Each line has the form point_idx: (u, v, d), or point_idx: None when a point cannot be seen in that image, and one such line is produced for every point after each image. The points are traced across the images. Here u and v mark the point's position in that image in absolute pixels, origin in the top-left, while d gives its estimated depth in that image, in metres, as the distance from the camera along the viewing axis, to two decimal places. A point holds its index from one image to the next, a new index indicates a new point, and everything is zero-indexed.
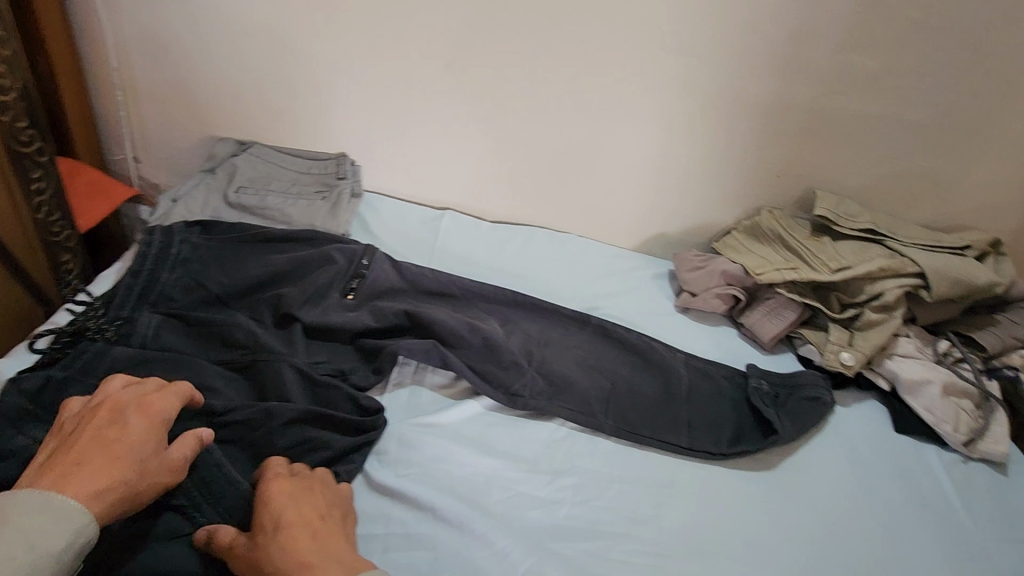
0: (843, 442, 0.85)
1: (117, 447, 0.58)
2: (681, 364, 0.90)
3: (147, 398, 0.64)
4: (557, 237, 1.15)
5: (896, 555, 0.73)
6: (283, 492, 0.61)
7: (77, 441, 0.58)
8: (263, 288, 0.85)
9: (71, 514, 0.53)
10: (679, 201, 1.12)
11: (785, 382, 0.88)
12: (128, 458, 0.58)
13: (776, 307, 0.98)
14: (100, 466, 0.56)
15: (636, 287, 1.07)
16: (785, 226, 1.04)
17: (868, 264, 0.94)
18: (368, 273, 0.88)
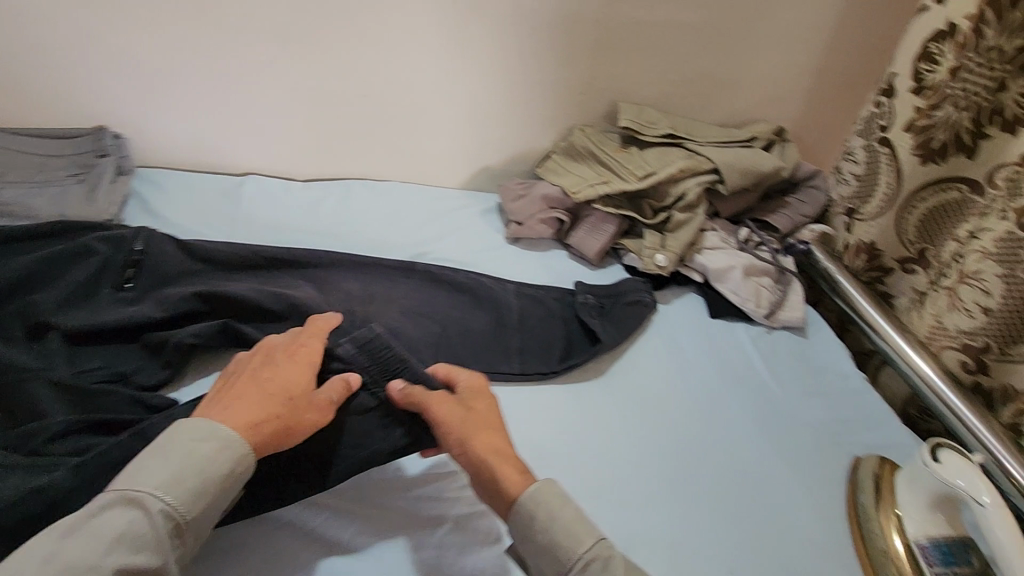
0: (665, 338, 0.91)
1: (270, 383, 0.58)
2: (511, 294, 0.90)
3: (299, 345, 0.64)
4: (377, 188, 1.09)
5: (717, 429, 0.78)
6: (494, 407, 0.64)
7: (236, 383, 0.59)
8: (9, 296, 0.72)
9: (229, 444, 0.53)
10: (495, 131, 1.09)
11: (611, 293, 0.93)
12: (281, 396, 0.58)
13: (596, 223, 1.01)
14: (257, 400, 0.57)
15: (465, 226, 1.05)
16: (596, 142, 1.06)
17: (669, 168, 0.99)
18: (146, 259, 0.78)
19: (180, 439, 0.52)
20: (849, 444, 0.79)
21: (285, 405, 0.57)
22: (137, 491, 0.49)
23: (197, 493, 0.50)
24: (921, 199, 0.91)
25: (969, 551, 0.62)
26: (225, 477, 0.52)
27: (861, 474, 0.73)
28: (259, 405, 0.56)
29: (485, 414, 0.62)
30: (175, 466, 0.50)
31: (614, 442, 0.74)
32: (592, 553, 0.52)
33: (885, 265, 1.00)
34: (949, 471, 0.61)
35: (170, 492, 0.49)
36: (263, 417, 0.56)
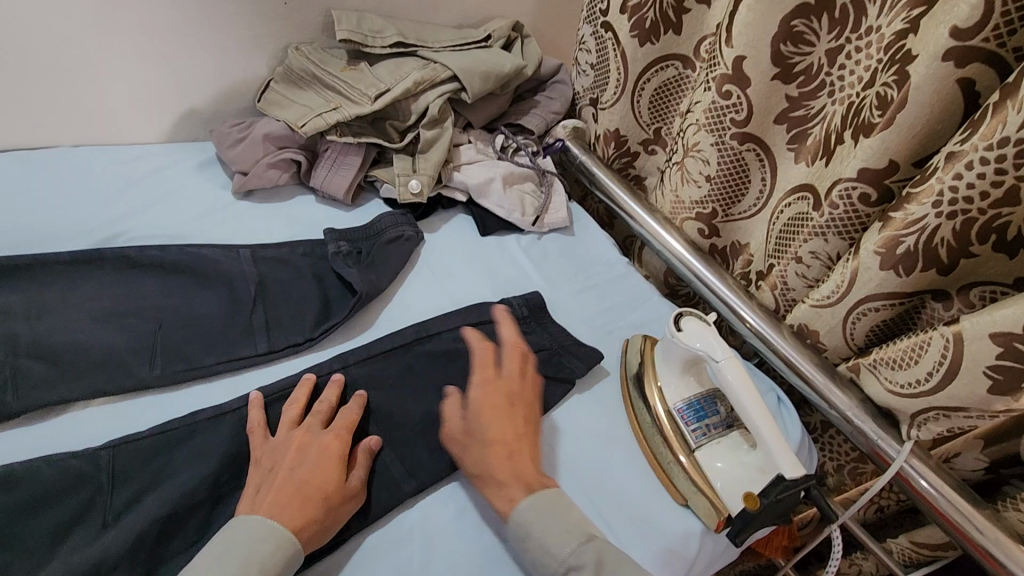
0: (437, 268, 0.85)
1: (307, 484, 0.55)
2: (249, 258, 0.76)
3: (327, 437, 0.59)
4: (35, 158, 0.82)
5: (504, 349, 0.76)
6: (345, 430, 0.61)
7: (274, 484, 0.55)
8: None
9: (281, 540, 0.51)
10: (184, 62, 0.87)
11: (372, 232, 0.84)
12: (321, 493, 0.55)
13: (336, 158, 0.88)
14: (287, 503, 0.53)
15: (175, 186, 0.85)
16: (318, 62, 0.90)
17: (403, 82, 0.88)
18: None
19: (242, 536, 0.51)
20: (619, 331, 0.83)
21: (315, 508, 0.54)
22: None
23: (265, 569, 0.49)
24: (645, 81, 0.96)
25: (716, 401, 0.68)
26: (279, 544, 0.51)
27: (630, 358, 0.77)
28: (301, 514, 0.53)
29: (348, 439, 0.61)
30: (225, 562, 0.49)
31: (390, 397, 0.67)
32: (581, 547, 0.54)
33: (631, 151, 1.05)
34: (691, 337, 0.66)
35: None
36: (303, 523, 0.53)
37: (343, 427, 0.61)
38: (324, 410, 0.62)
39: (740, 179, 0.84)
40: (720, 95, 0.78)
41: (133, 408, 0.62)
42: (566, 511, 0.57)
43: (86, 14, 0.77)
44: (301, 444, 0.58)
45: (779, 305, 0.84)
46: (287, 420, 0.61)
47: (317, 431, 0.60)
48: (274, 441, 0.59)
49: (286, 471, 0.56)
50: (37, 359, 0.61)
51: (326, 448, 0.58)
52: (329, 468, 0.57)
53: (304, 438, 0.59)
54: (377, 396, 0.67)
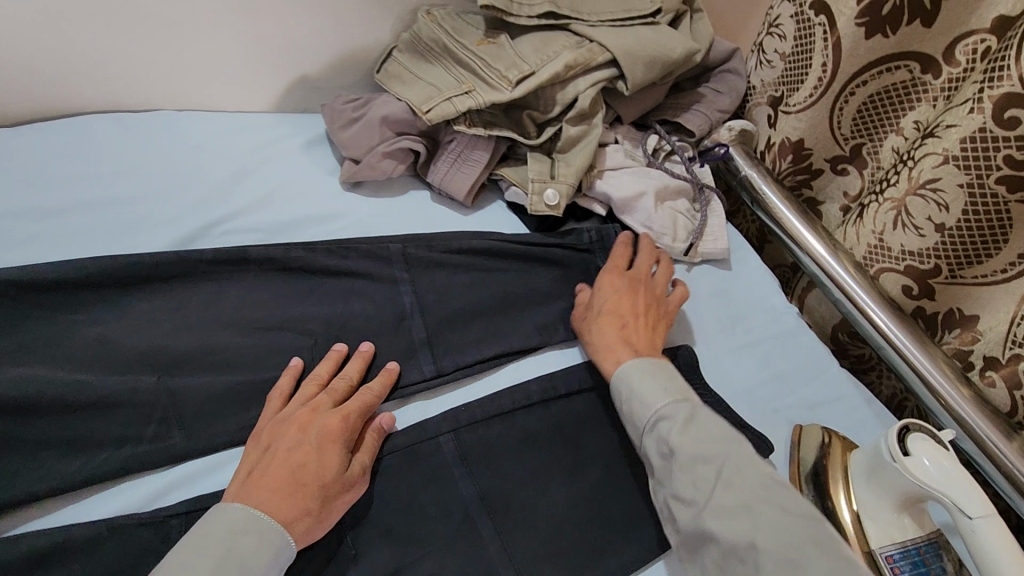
0: (563, 297, 0.70)
1: (302, 471, 0.47)
2: (348, 259, 0.64)
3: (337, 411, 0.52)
4: (133, 121, 0.73)
5: None
6: (359, 405, 0.53)
7: (266, 468, 0.48)
8: None
9: (270, 533, 0.44)
10: (303, 20, 0.74)
11: (609, 247, 0.74)
12: (316, 485, 0.47)
13: (461, 152, 0.73)
14: (270, 493, 0.46)
15: (277, 169, 0.74)
16: (451, 31, 0.75)
17: (552, 65, 0.72)
18: None
19: (221, 528, 0.44)
20: (787, 409, 0.66)
21: (311, 497, 0.47)
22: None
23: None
24: (859, 84, 0.73)
25: (941, 554, 0.51)
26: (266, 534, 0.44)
27: (806, 456, 0.59)
28: (287, 509, 0.45)
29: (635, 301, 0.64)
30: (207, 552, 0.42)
31: (505, 477, 0.54)
32: (671, 404, 0.52)
33: (812, 167, 0.83)
34: (923, 466, 0.49)
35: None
36: (295, 518, 0.46)
37: (355, 400, 0.54)
38: (342, 388, 0.55)
39: (990, 236, 0.62)
40: (998, 122, 0.58)
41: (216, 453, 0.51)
42: (666, 373, 0.55)
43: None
44: (610, 283, 0.65)
45: (1017, 408, 0.64)
46: (296, 398, 0.54)
47: (327, 407, 0.53)
48: (282, 418, 0.52)
49: (643, 296, 0.65)
50: (104, 395, 0.51)
51: (328, 428, 0.50)
52: (328, 452, 0.49)
53: (613, 280, 0.66)
54: (490, 473, 0.54)
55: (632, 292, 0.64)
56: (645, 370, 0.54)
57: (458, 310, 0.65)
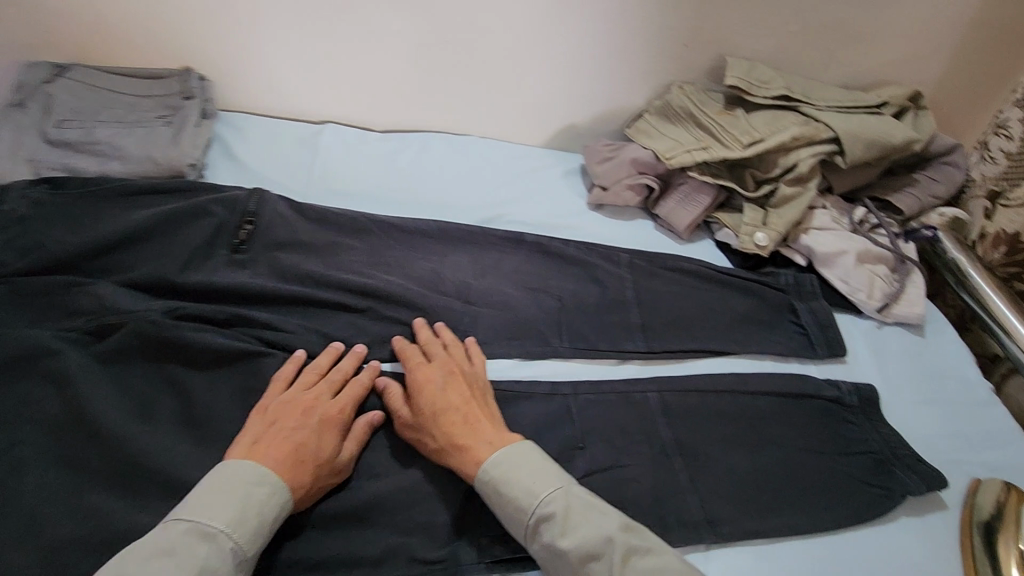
0: (760, 320, 0.82)
1: (303, 448, 0.56)
2: (590, 255, 0.85)
3: (312, 404, 0.60)
4: (456, 141, 1.03)
5: (832, 434, 0.69)
6: (434, 390, 0.62)
7: (271, 442, 0.56)
8: (120, 244, 0.70)
9: (276, 491, 0.52)
10: (586, 83, 1.00)
11: (803, 292, 0.85)
12: (312, 463, 0.56)
13: (688, 194, 0.91)
14: (283, 459, 0.55)
15: (544, 187, 0.99)
16: (697, 102, 0.95)
17: (780, 135, 0.88)
18: (259, 219, 0.75)
19: (236, 477, 0.52)
20: (967, 462, 0.70)
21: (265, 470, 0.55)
22: (209, 525, 0.49)
23: (258, 533, 0.50)
24: None
25: None
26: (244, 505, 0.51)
27: (982, 499, 0.65)
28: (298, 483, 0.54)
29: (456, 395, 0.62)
30: (225, 496, 0.51)
31: (698, 435, 0.67)
32: (545, 502, 0.54)
33: None
34: None
35: (239, 530, 0.49)
36: (297, 485, 0.54)
37: (457, 382, 0.63)
38: (339, 381, 0.63)
39: None
40: None
41: (497, 354, 0.71)
42: (529, 459, 0.57)
43: (544, 37, 0.94)
44: (424, 377, 0.63)
45: None
46: (373, 374, 0.64)
47: (326, 398, 0.61)
48: (325, 402, 0.60)
49: (467, 379, 0.64)
50: (431, 306, 0.73)
51: (429, 395, 0.61)
52: (325, 438, 0.58)
53: (429, 371, 0.64)
54: (687, 429, 0.67)
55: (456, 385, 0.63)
56: (536, 457, 0.57)
57: (668, 310, 0.81)
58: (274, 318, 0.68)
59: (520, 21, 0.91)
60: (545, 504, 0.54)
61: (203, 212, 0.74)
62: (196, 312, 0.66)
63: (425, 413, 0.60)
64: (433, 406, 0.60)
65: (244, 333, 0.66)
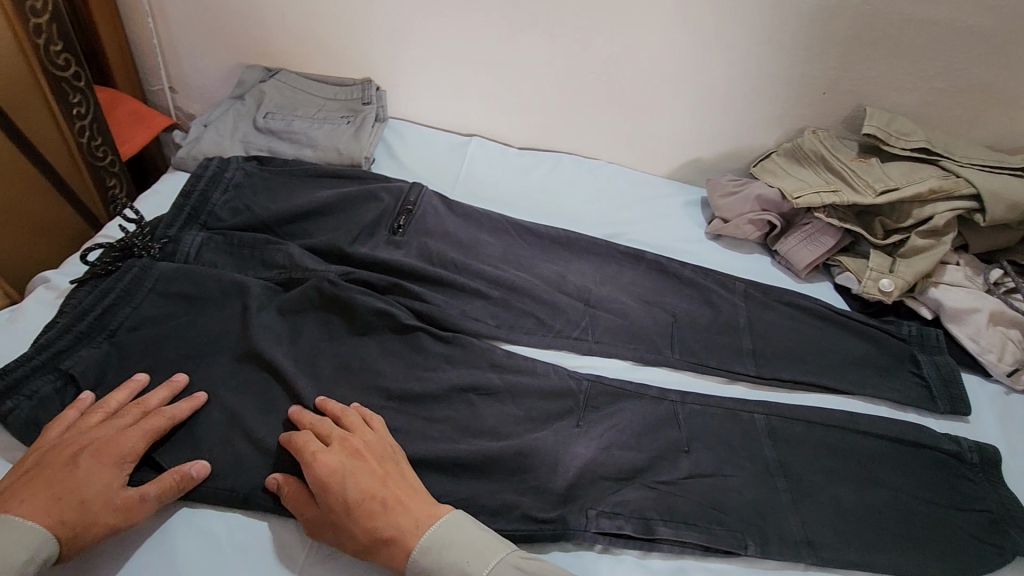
0: (878, 366, 0.81)
1: (72, 482, 0.55)
2: (707, 280, 0.88)
3: (101, 438, 0.59)
4: (587, 164, 1.11)
5: (947, 487, 0.68)
6: (126, 434, 0.60)
7: (40, 473, 0.56)
8: (306, 216, 0.84)
9: (29, 533, 0.52)
10: (718, 121, 1.05)
11: (926, 345, 0.83)
12: (70, 500, 0.55)
13: (813, 234, 0.93)
14: (45, 501, 0.54)
15: (665, 212, 1.04)
16: (830, 147, 0.97)
17: (917, 186, 0.87)
18: (416, 209, 0.86)
19: None
20: None
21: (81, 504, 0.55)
22: None
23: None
24: None
25: None
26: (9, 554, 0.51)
27: None
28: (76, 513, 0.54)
29: (371, 478, 0.59)
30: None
31: (802, 462, 0.68)
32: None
33: None
34: None
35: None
36: (50, 524, 0.53)
37: (361, 464, 0.59)
38: (133, 413, 0.62)
39: None
40: None
41: (612, 353, 0.77)
42: (460, 532, 0.57)
43: (687, 76, 1.00)
44: (342, 464, 0.59)
45: None
46: (327, 443, 0.61)
47: (113, 428, 0.60)
48: (325, 453, 0.59)
49: (377, 453, 0.61)
50: (556, 303, 0.80)
51: (320, 476, 0.58)
52: (98, 468, 0.57)
53: (337, 458, 0.59)
54: (792, 453, 0.69)
55: (374, 468, 0.60)
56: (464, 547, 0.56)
57: (780, 342, 0.83)
58: (423, 293, 0.78)
59: (666, 60, 0.98)
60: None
61: (373, 197, 0.86)
62: (364, 278, 0.77)
63: (341, 505, 0.57)
64: (373, 490, 0.58)
65: (402, 300, 0.76)
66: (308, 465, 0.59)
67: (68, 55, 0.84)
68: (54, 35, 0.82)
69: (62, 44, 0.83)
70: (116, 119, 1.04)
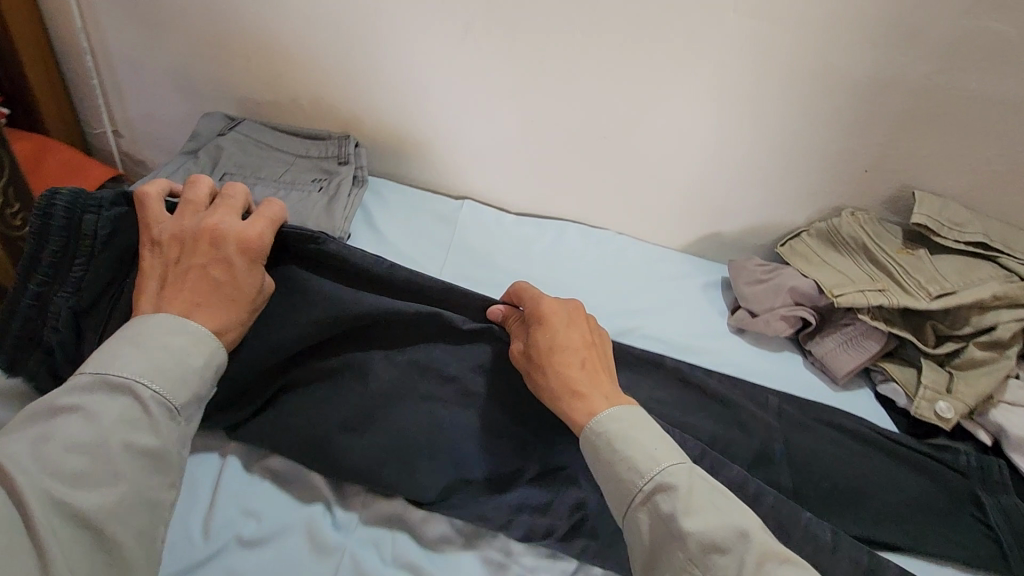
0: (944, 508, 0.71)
1: (227, 286, 0.63)
2: (734, 392, 0.77)
3: (229, 234, 0.65)
4: (594, 234, 0.98)
5: None
6: (240, 275, 0.64)
7: (187, 278, 0.62)
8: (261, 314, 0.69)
9: (199, 341, 0.58)
10: (742, 195, 0.92)
11: (990, 482, 0.72)
12: (240, 303, 0.64)
13: (855, 337, 0.81)
14: (218, 303, 0.62)
15: (681, 297, 0.91)
16: (873, 234, 0.85)
17: (977, 291, 0.77)
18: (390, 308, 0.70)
19: (157, 330, 0.57)
20: None
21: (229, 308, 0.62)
22: None
23: None
24: None
25: None
26: None
27: None
28: (226, 316, 0.62)
29: (570, 343, 0.66)
30: None
31: None
32: (650, 484, 0.55)
33: None
34: None
35: None
36: (227, 327, 0.62)
37: (579, 322, 0.69)
38: (235, 210, 0.68)
39: None
40: None
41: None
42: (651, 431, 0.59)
43: (710, 145, 0.88)
44: (564, 318, 0.68)
45: None
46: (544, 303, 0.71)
47: (229, 229, 0.65)
48: (557, 312, 0.68)
49: (591, 330, 0.69)
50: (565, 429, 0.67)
51: (532, 309, 0.69)
52: (222, 299, 0.62)
53: (557, 315, 0.68)
54: None
55: (586, 346, 0.66)
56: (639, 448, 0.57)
57: (823, 476, 0.72)
58: (408, 422, 0.65)
59: (689, 127, 0.86)
60: (664, 475, 0.55)
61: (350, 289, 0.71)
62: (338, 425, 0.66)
63: (550, 365, 0.64)
64: (581, 368, 0.64)
65: (384, 445, 0.65)
66: (534, 297, 0.71)
67: None
68: None
69: None
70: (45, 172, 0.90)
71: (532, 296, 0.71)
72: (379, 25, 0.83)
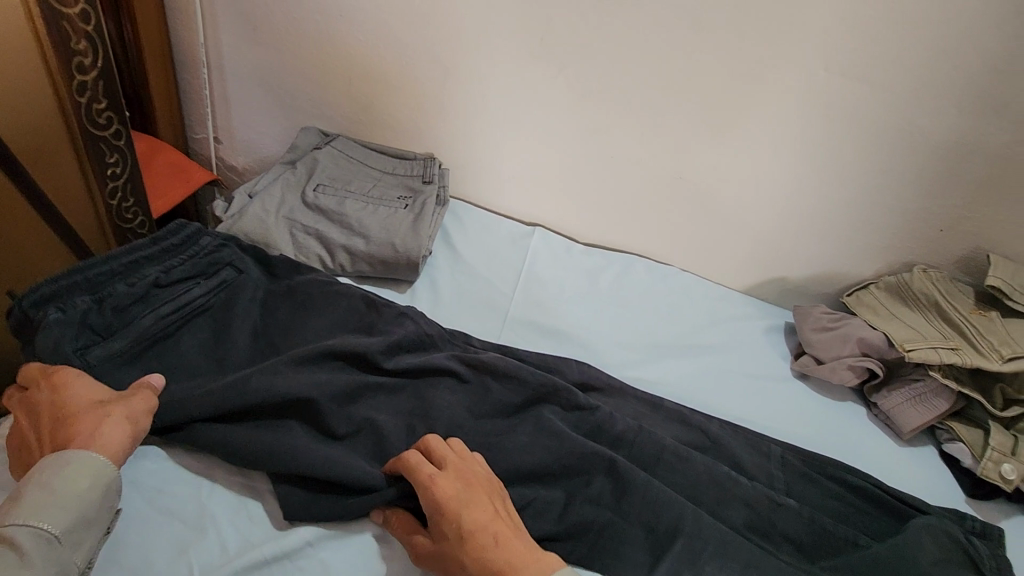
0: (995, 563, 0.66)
1: (103, 407, 0.59)
2: (735, 440, 0.76)
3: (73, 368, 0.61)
4: (658, 270, 1.00)
5: None
6: (114, 400, 0.60)
7: (55, 433, 0.57)
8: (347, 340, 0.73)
9: (93, 464, 0.55)
10: (811, 244, 0.94)
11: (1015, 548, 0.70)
12: (124, 415, 0.59)
13: (922, 393, 0.81)
14: (103, 435, 0.57)
15: (744, 337, 0.93)
16: (944, 292, 0.85)
17: None
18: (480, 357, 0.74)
19: (56, 476, 0.53)
20: None
21: (109, 412, 0.58)
22: None
23: None
24: None
25: None
26: None
27: None
28: (117, 432, 0.58)
29: (477, 517, 0.56)
30: None
31: None
32: None
33: None
34: None
35: None
36: (112, 447, 0.57)
37: (477, 496, 0.58)
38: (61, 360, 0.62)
39: None
40: None
41: (625, 534, 0.63)
42: None
43: (785, 193, 0.90)
44: (450, 489, 0.57)
45: None
46: (441, 467, 0.60)
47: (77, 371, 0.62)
48: (440, 477, 0.58)
49: (491, 499, 0.58)
50: (612, 451, 0.67)
51: (432, 497, 0.57)
52: (105, 422, 0.58)
53: (442, 481, 0.58)
54: None
55: (499, 518, 0.57)
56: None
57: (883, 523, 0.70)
58: None
59: (765, 174, 0.88)
60: None
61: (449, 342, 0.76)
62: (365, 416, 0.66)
63: (469, 552, 0.54)
64: (503, 551, 0.54)
65: None
66: (410, 469, 0.59)
67: (111, 113, 0.79)
68: (100, 93, 0.77)
69: (106, 101, 0.78)
70: (152, 173, 0.96)
71: (404, 459, 0.60)
72: (474, 58, 0.88)
